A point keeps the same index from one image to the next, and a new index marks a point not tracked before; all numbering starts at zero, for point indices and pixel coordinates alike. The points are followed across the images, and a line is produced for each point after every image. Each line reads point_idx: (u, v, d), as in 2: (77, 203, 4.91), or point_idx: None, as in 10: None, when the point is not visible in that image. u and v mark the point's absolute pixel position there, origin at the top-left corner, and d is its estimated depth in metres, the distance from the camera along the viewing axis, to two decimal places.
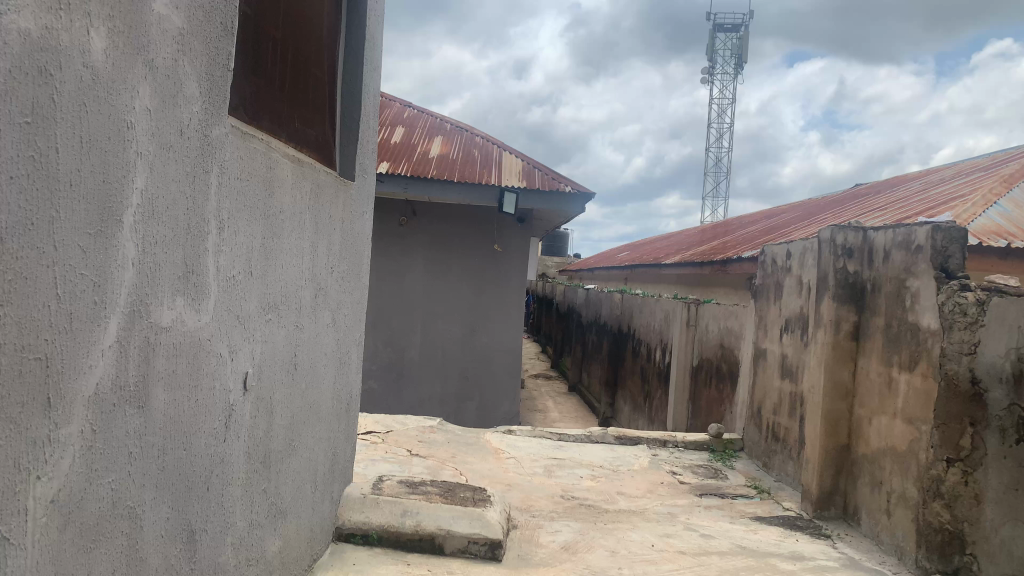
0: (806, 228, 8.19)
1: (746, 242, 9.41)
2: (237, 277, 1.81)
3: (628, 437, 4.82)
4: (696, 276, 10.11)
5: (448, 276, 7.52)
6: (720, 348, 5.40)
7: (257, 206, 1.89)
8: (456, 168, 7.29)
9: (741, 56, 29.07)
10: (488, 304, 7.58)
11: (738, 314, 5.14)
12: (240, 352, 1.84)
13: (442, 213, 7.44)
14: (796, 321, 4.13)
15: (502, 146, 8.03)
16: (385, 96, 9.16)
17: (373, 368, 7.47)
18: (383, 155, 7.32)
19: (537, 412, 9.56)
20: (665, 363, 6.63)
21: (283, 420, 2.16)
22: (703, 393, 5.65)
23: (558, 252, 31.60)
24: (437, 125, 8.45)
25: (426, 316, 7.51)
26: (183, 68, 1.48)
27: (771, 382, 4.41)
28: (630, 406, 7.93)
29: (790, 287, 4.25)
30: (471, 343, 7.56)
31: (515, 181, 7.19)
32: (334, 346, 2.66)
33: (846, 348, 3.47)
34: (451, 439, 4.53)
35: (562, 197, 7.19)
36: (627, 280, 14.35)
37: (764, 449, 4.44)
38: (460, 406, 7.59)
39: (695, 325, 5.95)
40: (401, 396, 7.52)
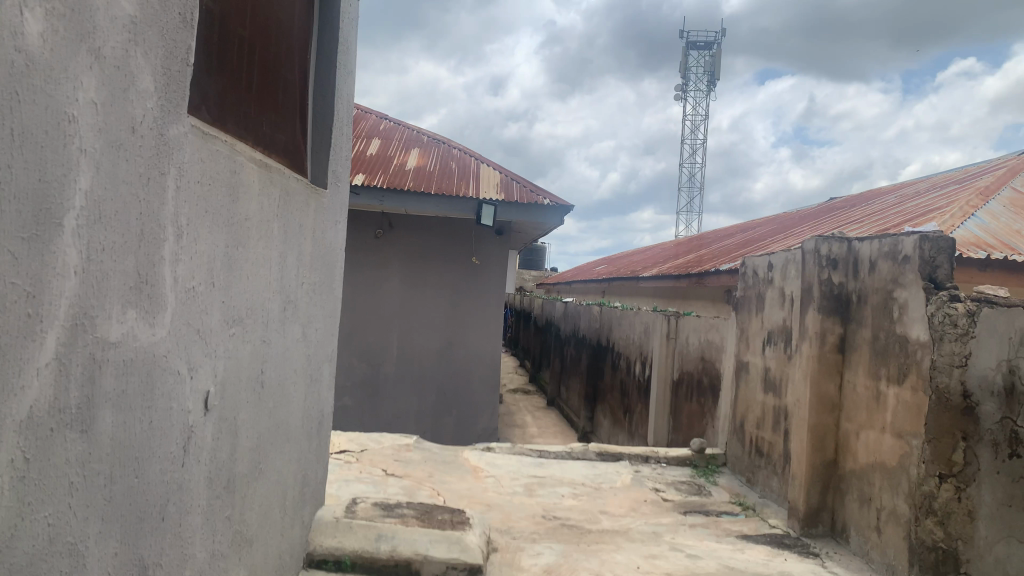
0: (784, 241, 8.16)
1: (723, 255, 9.37)
2: (198, 288, 1.68)
3: (609, 454, 4.72)
4: (674, 289, 10.07)
5: (425, 290, 7.39)
6: (701, 362, 5.32)
7: (219, 213, 1.76)
8: (433, 180, 7.18)
9: (715, 72, 29.28)
10: (466, 318, 7.48)
11: (720, 326, 5.07)
12: (200, 370, 1.71)
13: (418, 226, 7.32)
14: (779, 334, 4.05)
15: (480, 159, 7.93)
16: (361, 108, 9.04)
17: (347, 385, 7.31)
18: (357, 167, 7.20)
19: (515, 428, 9.43)
20: (645, 377, 6.54)
21: (249, 442, 2.03)
22: (684, 407, 5.57)
23: (535, 266, 31.51)
24: (413, 138, 8.34)
25: (402, 330, 7.37)
26: (136, 60, 1.36)
27: (754, 396, 4.33)
28: (610, 421, 7.84)
29: (773, 299, 4.17)
30: (448, 358, 7.46)
31: (492, 193, 7.09)
32: (304, 362, 2.52)
33: (832, 361, 3.40)
34: (428, 457, 4.39)
35: (540, 210, 7.10)
36: (605, 294, 14.30)
37: (747, 464, 4.35)
38: (437, 422, 7.44)
39: (675, 339, 5.88)
40: (376, 413, 7.36)
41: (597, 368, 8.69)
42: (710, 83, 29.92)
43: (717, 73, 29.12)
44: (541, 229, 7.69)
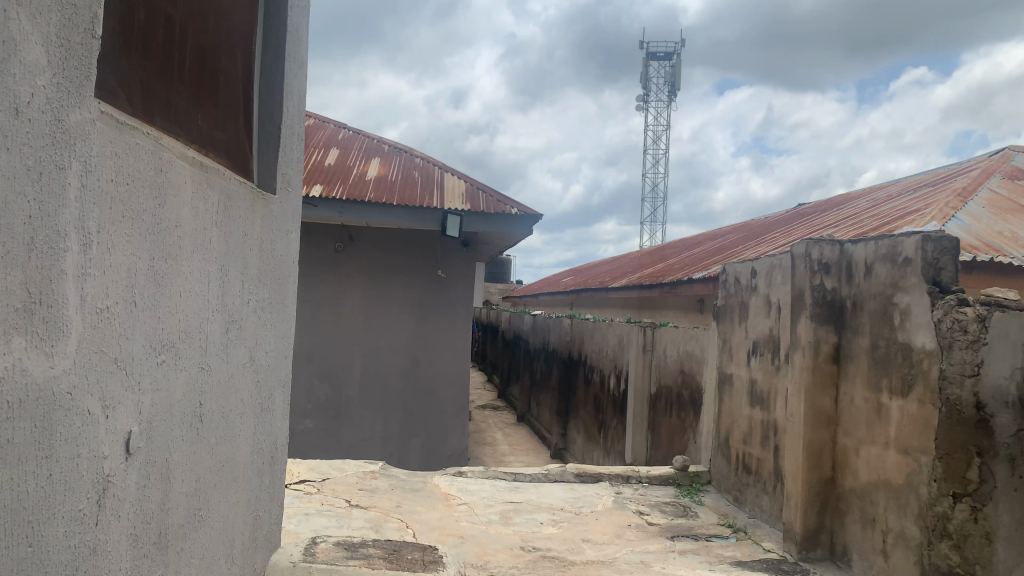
0: (755, 248, 8.02)
1: (694, 263, 9.21)
2: (115, 309, 1.39)
3: (588, 474, 4.47)
4: (645, 299, 9.88)
5: (389, 305, 7.09)
6: (680, 374, 5.11)
7: (141, 218, 1.48)
8: (395, 190, 6.91)
9: (675, 82, 29.36)
10: (432, 334, 7.20)
11: (699, 337, 4.87)
12: (119, 407, 1.42)
13: (381, 238, 7.04)
14: (766, 344, 3.85)
15: (444, 167, 7.67)
16: (319, 117, 8.74)
17: (309, 408, 6.97)
18: (316, 178, 6.89)
19: (485, 446, 9.14)
20: (621, 391, 6.32)
21: (185, 489, 1.73)
22: (662, 421, 5.36)
23: (500, 280, 31.22)
24: (373, 147, 8.06)
25: (366, 349, 7.06)
26: (19, 25, 1.09)
27: (740, 410, 4.12)
28: (584, 437, 7.59)
29: (757, 308, 3.98)
30: (415, 376, 7.15)
31: (458, 202, 6.84)
32: (252, 389, 2.23)
33: (827, 372, 3.19)
34: (394, 485, 4.10)
35: (508, 219, 6.86)
36: (573, 305, 14.10)
37: (734, 482, 4.14)
38: (404, 444, 7.14)
39: (651, 350, 5.68)
40: (340, 436, 7.03)
41: (569, 382, 8.45)
42: (671, 93, 30.03)
43: (678, 84, 29.24)
44: (509, 240, 7.44)
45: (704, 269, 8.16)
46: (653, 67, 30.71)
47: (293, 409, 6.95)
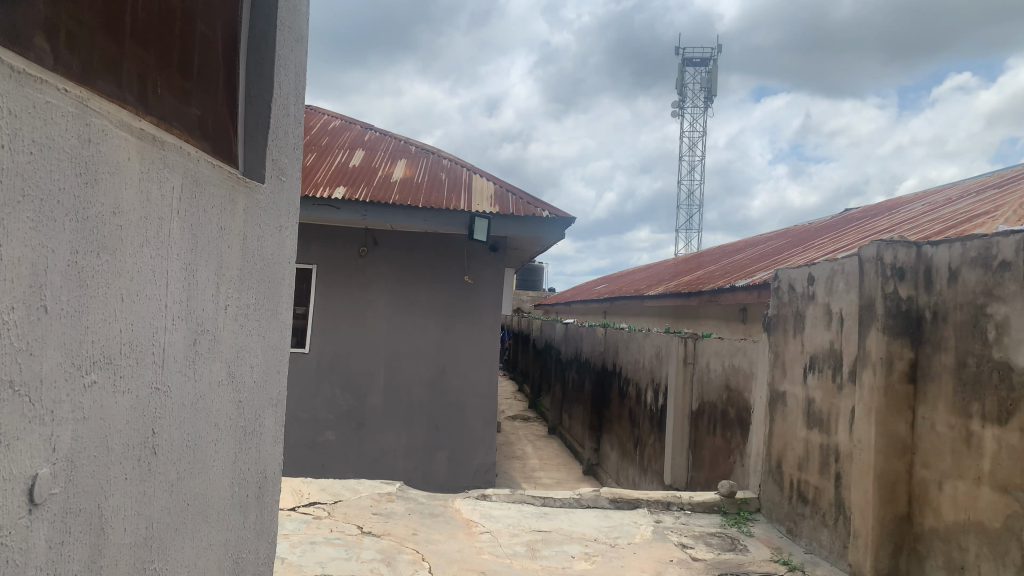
0: (803, 255, 7.53)
1: (735, 270, 8.74)
2: (9, 317, 1.06)
3: (625, 500, 4.07)
4: (683, 307, 9.44)
5: (413, 311, 6.76)
6: (724, 389, 4.71)
7: (54, 200, 1.15)
8: (422, 192, 6.59)
9: (711, 87, 28.79)
10: (459, 342, 6.82)
11: (747, 350, 4.46)
12: (16, 445, 1.09)
13: (407, 243, 6.73)
14: (827, 359, 3.45)
15: (472, 169, 7.33)
16: (346, 119, 8.49)
17: (331, 419, 6.69)
18: (340, 180, 6.62)
19: (515, 460, 8.76)
20: (659, 406, 5.92)
21: (128, 538, 1.40)
22: (705, 440, 4.95)
23: (533, 288, 30.82)
24: (401, 148, 7.76)
25: (390, 357, 6.75)
26: None
27: (796, 432, 3.71)
28: (619, 453, 7.18)
29: (816, 319, 3.57)
30: (441, 386, 6.78)
31: (486, 205, 6.50)
32: (232, 410, 1.90)
33: (902, 393, 2.78)
34: (412, 509, 3.75)
35: (539, 223, 6.50)
36: (607, 313, 13.67)
37: (788, 512, 3.73)
38: (429, 458, 6.77)
39: (693, 363, 5.27)
40: (363, 448, 6.72)
41: (603, 394, 8.06)
42: (708, 99, 29.48)
43: (714, 89, 28.68)
44: (541, 245, 7.08)
45: (746, 277, 7.69)
46: (689, 73, 30.16)
47: (315, 419, 6.67)
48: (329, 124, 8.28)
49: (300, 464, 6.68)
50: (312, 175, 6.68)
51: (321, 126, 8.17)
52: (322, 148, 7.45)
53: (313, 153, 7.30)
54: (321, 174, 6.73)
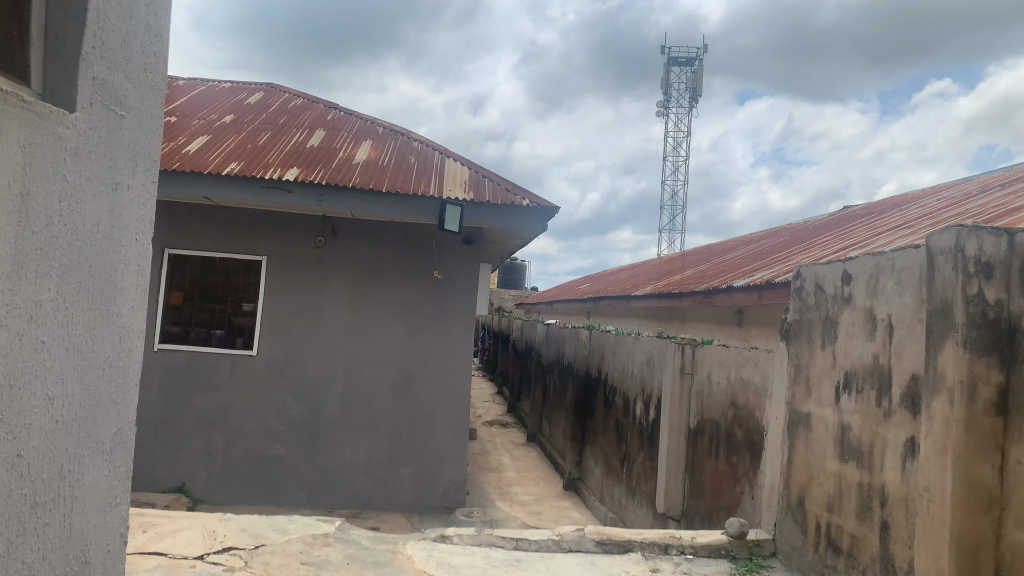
0: (807, 252, 6.85)
1: (731, 269, 8.06)
2: None
3: (614, 542, 3.37)
4: (672, 308, 8.76)
5: (376, 309, 6.04)
6: (730, 406, 4.02)
7: None
8: (386, 175, 5.86)
9: (695, 86, 28.20)
10: (427, 345, 6.07)
11: (759, 361, 3.78)
12: None
13: (369, 233, 6.01)
14: (871, 378, 2.77)
15: (445, 152, 6.60)
16: (308, 97, 7.73)
17: (280, 430, 5.95)
18: (294, 161, 5.89)
19: (490, 472, 8.05)
20: (650, 420, 5.24)
21: None
22: (705, 464, 4.27)
23: (513, 286, 30.14)
24: (366, 128, 7.01)
25: (349, 361, 6.02)
26: None
27: (827, 464, 3.03)
28: (603, 470, 6.49)
29: (855, 327, 2.90)
30: (405, 395, 6.04)
31: (459, 191, 5.78)
32: (6, 468, 1.20)
33: (989, 429, 2.10)
34: (352, 557, 3.03)
35: (518, 212, 5.79)
36: (591, 313, 12.98)
37: (813, 561, 3.06)
38: (391, 475, 6.02)
39: (692, 373, 4.59)
40: (316, 464, 5.97)
41: (586, 403, 7.37)
42: (691, 99, 28.89)
43: (699, 88, 28.07)
44: (520, 238, 6.37)
45: (744, 275, 7.01)
46: (674, 72, 29.60)
47: (262, 431, 5.94)
48: (290, 102, 7.52)
49: (244, 481, 5.93)
50: (263, 156, 5.94)
51: (280, 104, 7.42)
52: (278, 127, 6.70)
53: (267, 132, 6.55)
54: (273, 155, 5.99)
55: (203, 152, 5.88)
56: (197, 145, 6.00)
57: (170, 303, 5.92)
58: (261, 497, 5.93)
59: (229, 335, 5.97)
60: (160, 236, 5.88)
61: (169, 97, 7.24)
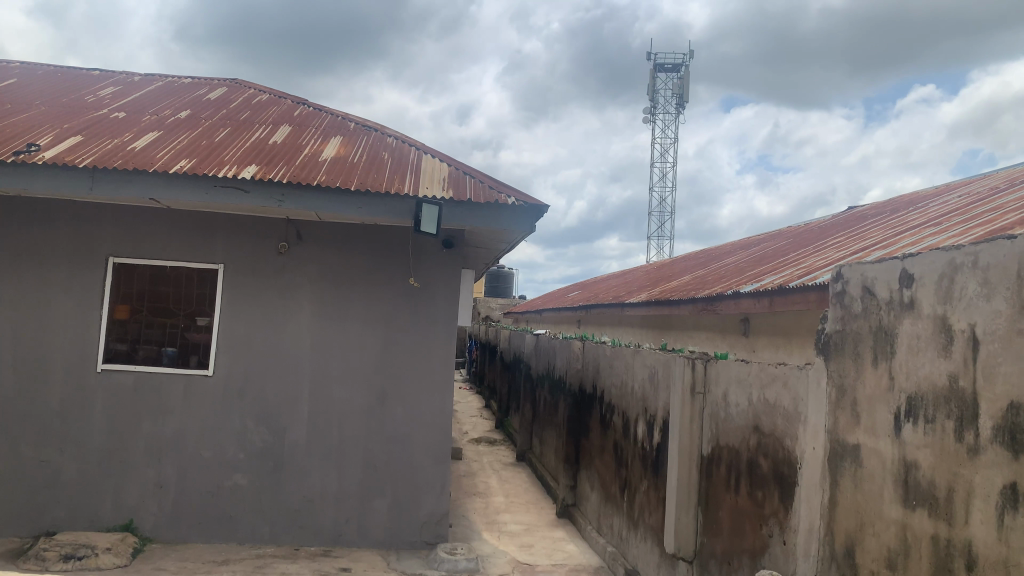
0: (819, 254, 6.30)
1: (734, 274, 7.50)
2: None
3: None
4: (670, 317, 8.21)
5: (348, 322, 5.44)
6: (752, 431, 3.44)
7: None
8: (356, 173, 5.28)
9: (682, 93, 27.77)
10: (404, 361, 5.47)
11: (786, 379, 3.21)
12: None
13: (338, 239, 5.42)
14: (946, 403, 2.20)
15: (422, 147, 6.02)
16: (275, 93, 7.13)
17: (240, 459, 5.32)
18: (253, 158, 5.29)
19: (477, 496, 7.44)
20: (654, 444, 4.66)
21: None
22: (721, 498, 3.69)
23: (502, 295, 29.55)
24: (336, 123, 6.43)
25: (317, 381, 5.41)
26: None
27: (885, 510, 2.46)
28: (601, 496, 5.91)
29: (920, 340, 2.33)
30: (380, 417, 5.43)
31: (438, 189, 5.21)
32: None
33: None
34: None
35: (502, 212, 5.21)
36: (583, 323, 12.41)
37: None
38: (365, 506, 5.41)
39: (703, 392, 4.01)
40: (281, 496, 5.35)
41: (579, 421, 6.79)
42: (679, 106, 28.46)
43: (686, 94, 27.62)
44: (505, 241, 5.79)
45: (751, 280, 6.45)
46: (661, 79, 29.23)
47: (220, 460, 5.31)
48: (254, 98, 6.92)
49: (200, 516, 5.30)
50: (218, 153, 5.34)
51: (244, 100, 6.82)
52: (239, 123, 6.11)
53: (225, 128, 5.94)
54: (230, 152, 5.39)
55: (151, 149, 5.26)
56: (144, 141, 5.39)
57: (115, 318, 5.30)
58: (219, 535, 5.30)
59: (181, 354, 5.35)
60: (103, 243, 5.25)
61: (121, 93, 6.62)
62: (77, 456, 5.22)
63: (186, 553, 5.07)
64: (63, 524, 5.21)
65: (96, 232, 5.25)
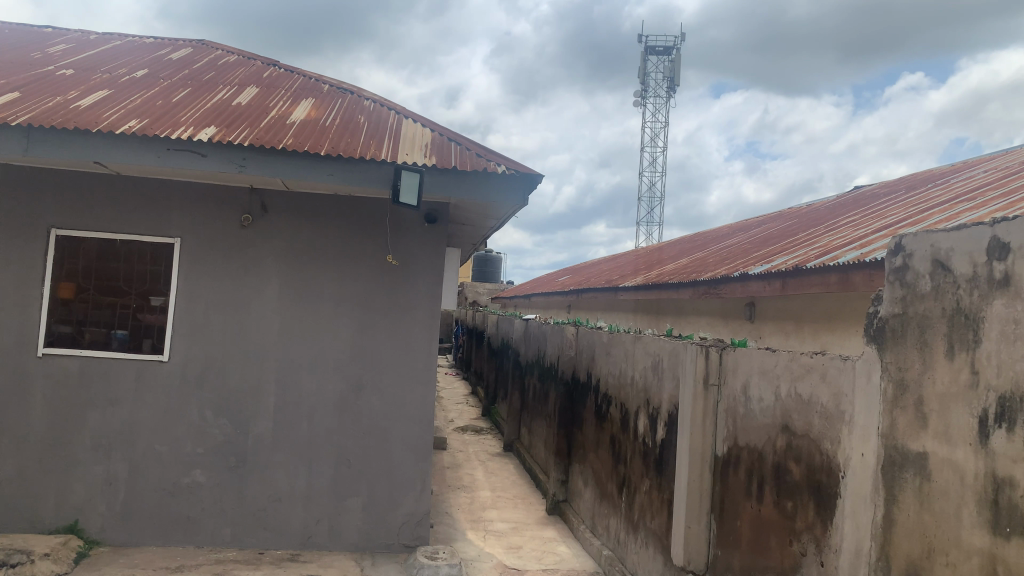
0: (835, 232, 5.82)
1: (738, 255, 7.02)
2: None
3: None
4: (669, 300, 7.73)
5: (319, 303, 4.92)
6: (781, 431, 2.96)
7: None
8: (328, 137, 4.74)
9: (674, 76, 27.27)
10: (382, 346, 4.96)
11: (824, 371, 2.72)
12: None
13: (309, 210, 4.89)
14: None
15: (402, 111, 5.48)
16: (245, 54, 6.56)
17: (199, 454, 4.80)
18: (213, 120, 4.74)
19: (461, 490, 6.96)
20: (658, 440, 4.19)
21: None
22: (741, 507, 3.21)
23: (490, 280, 29.02)
24: (308, 86, 5.87)
25: (285, 368, 4.89)
26: None
27: (964, 537, 1.98)
28: (596, 494, 5.43)
29: (1019, 325, 1.85)
30: (354, 409, 4.92)
31: (419, 156, 4.68)
32: None
33: None
34: None
35: (491, 181, 4.69)
36: (574, 307, 11.91)
37: None
38: (337, 506, 4.91)
39: (718, 385, 3.53)
40: (244, 494, 4.84)
41: (572, 412, 6.32)
42: (670, 88, 27.81)
43: (678, 76, 27.02)
44: (494, 215, 5.28)
45: (759, 261, 5.97)
46: (653, 62, 28.67)
47: (176, 455, 4.79)
48: (221, 59, 6.34)
49: (153, 517, 4.78)
50: (174, 113, 4.79)
51: (209, 60, 6.25)
52: (201, 84, 5.55)
53: (185, 88, 5.38)
54: (187, 112, 4.83)
55: (98, 108, 4.70)
56: (91, 100, 4.81)
57: (58, 298, 4.75)
58: (175, 537, 4.79)
59: (133, 337, 4.81)
60: (44, 213, 4.70)
61: (73, 51, 6.03)
62: (15, 450, 4.69)
63: (137, 559, 4.56)
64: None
65: (36, 200, 4.69)
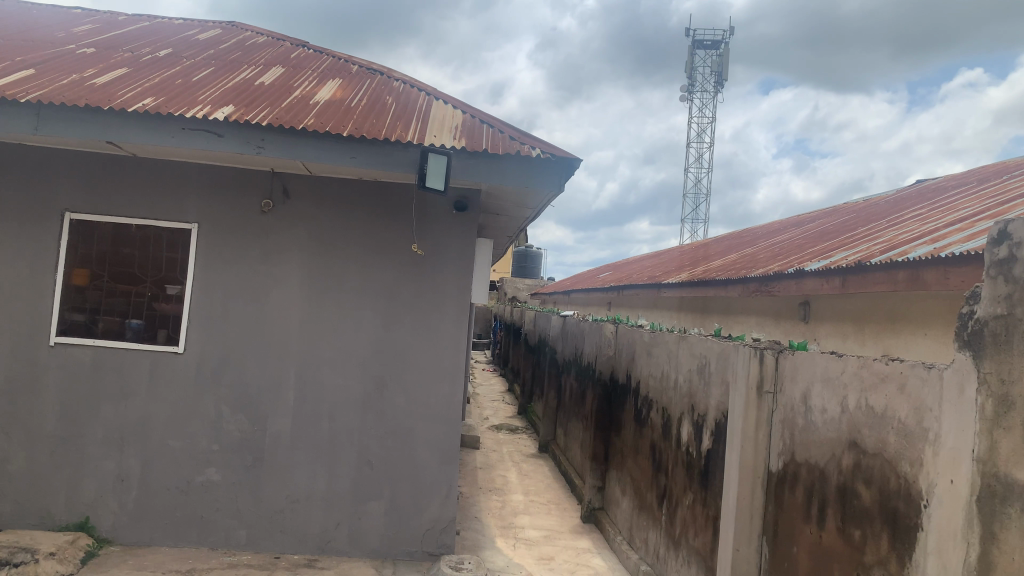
0: (900, 226, 5.36)
1: (790, 251, 6.58)
2: None
3: None
4: (716, 298, 7.31)
5: (341, 295, 4.64)
6: (849, 446, 2.58)
7: None
8: (353, 117, 4.45)
9: (722, 69, 26.59)
10: (406, 341, 4.67)
11: (902, 380, 2.33)
12: None
13: (332, 196, 4.61)
14: None
15: (433, 93, 5.17)
16: (274, 35, 6.32)
17: (214, 451, 4.56)
18: (232, 99, 4.48)
19: (493, 493, 6.65)
20: (703, 450, 3.81)
21: None
22: (797, 530, 2.83)
23: (530, 275, 28.67)
24: (337, 67, 5.60)
25: (305, 363, 4.62)
26: None
27: None
28: (634, 503, 5.07)
29: None
30: (377, 407, 4.64)
31: (448, 139, 4.37)
32: None
33: None
34: None
35: (525, 165, 4.35)
36: (615, 304, 11.51)
37: None
38: (357, 509, 4.63)
39: (773, 392, 3.15)
40: (261, 495, 4.58)
41: (610, 414, 5.96)
42: (717, 83, 27.16)
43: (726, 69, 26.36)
44: (529, 204, 4.95)
45: (816, 257, 5.53)
46: (700, 56, 28.02)
47: (190, 452, 4.56)
48: (249, 40, 6.11)
49: (167, 516, 4.56)
50: (193, 92, 4.54)
51: (237, 41, 6.01)
52: (225, 63, 5.31)
53: (208, 68, 5.14)
54: (206, 91, 4.58)
55: (114, 86, 4.47)
56: (109, 78, 4.59)
57: (72, 285, 4.55)
58: (188, 537, 4.56)
59: (148, 328, 4.58)
60: (59, 196, 4.50)
61: (98, 31, 5.84)
62: (26, 443, 4.50)
63: (147, 560, 4.34)
64: (10, 520, 4.51)
65: (50, 182, 4.49)
